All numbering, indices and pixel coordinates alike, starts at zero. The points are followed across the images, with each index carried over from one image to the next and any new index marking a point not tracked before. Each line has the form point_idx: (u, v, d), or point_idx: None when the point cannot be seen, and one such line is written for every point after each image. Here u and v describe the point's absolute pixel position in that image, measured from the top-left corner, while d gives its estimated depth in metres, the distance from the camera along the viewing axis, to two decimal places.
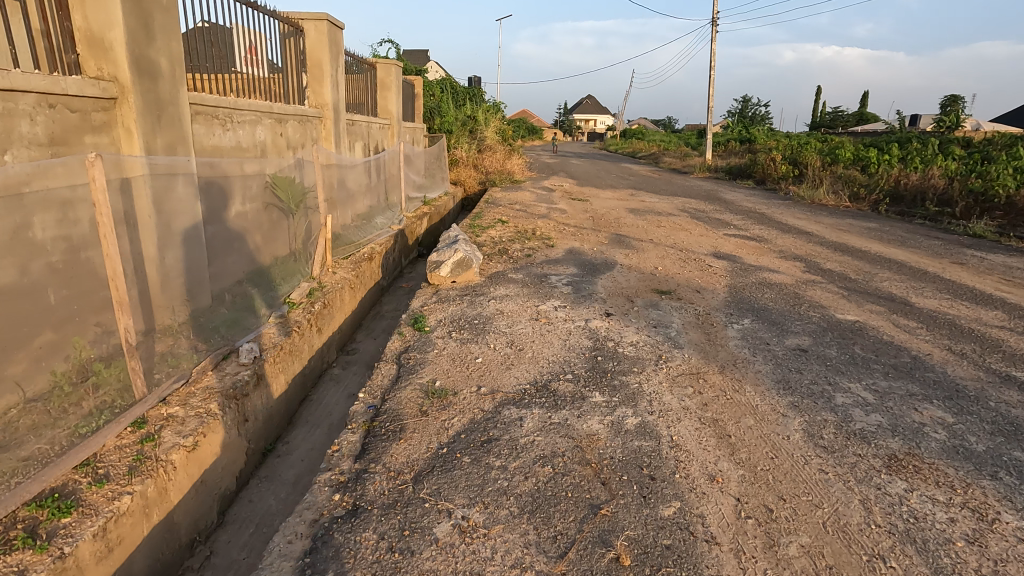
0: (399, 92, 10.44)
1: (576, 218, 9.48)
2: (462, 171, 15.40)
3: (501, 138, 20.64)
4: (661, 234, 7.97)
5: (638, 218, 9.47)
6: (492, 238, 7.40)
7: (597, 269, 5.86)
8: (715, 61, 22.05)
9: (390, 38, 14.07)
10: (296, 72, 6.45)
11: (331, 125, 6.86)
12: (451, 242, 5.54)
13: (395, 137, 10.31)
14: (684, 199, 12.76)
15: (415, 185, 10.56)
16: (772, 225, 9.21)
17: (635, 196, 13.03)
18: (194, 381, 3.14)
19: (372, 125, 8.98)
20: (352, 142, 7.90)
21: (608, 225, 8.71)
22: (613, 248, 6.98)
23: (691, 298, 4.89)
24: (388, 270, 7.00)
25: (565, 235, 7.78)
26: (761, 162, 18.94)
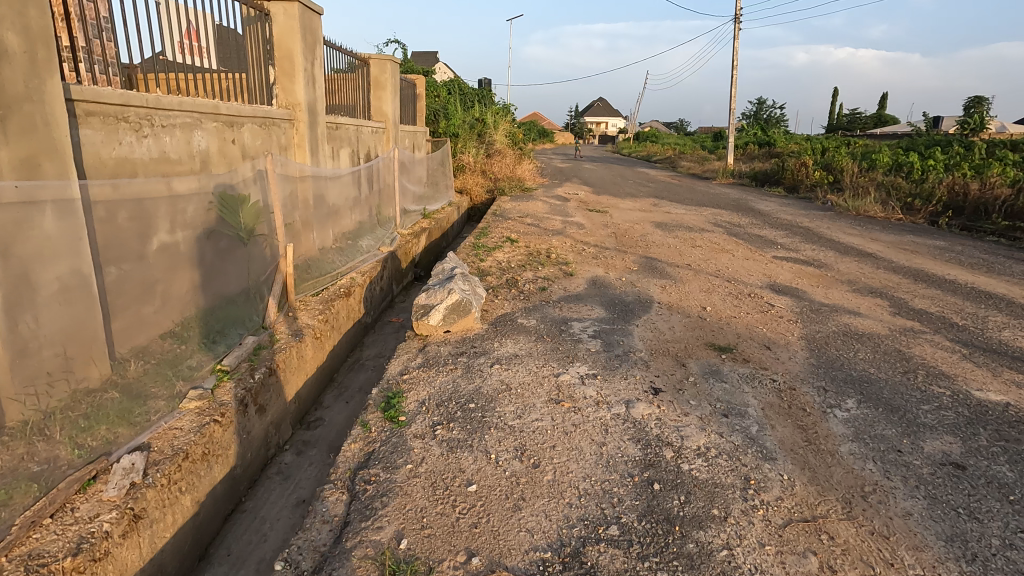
0: (396, 91, 9.29)
1: (596, 236, 8.28)
2: (468, 179, 14.24)
3: (512, 142, 19.46)
4: (699, 258, 6.74)
5: (668, 236, 8.24)
6: (499, 264, 6.22)
7: (629, 310, 4.64)
8: (737, 60, 20.73)
9: (395, 39, 13.44)
10: (261, 64, 5.31)
11: (306, 130, 5.71)
12: (445, 279, 4.35)
13: (391, 142, 9.16)
14: (713, 210, 11.51)
15: (414, 197, 9.39)
16: (824, 244, 7.94)
17: (658, 207, 11.79)
18: (12, 542, 1.96)
19: (363, 129, 7.83)
20: (335, 149, 6.75)
21: (633, 245, 7.49)
22: (645, 277, 5.78)
23: (761, 360, 3.67)
24: (374, 303, 5.84)
25: (585, 260, 6.58)
26: (790, 167, 17.58)
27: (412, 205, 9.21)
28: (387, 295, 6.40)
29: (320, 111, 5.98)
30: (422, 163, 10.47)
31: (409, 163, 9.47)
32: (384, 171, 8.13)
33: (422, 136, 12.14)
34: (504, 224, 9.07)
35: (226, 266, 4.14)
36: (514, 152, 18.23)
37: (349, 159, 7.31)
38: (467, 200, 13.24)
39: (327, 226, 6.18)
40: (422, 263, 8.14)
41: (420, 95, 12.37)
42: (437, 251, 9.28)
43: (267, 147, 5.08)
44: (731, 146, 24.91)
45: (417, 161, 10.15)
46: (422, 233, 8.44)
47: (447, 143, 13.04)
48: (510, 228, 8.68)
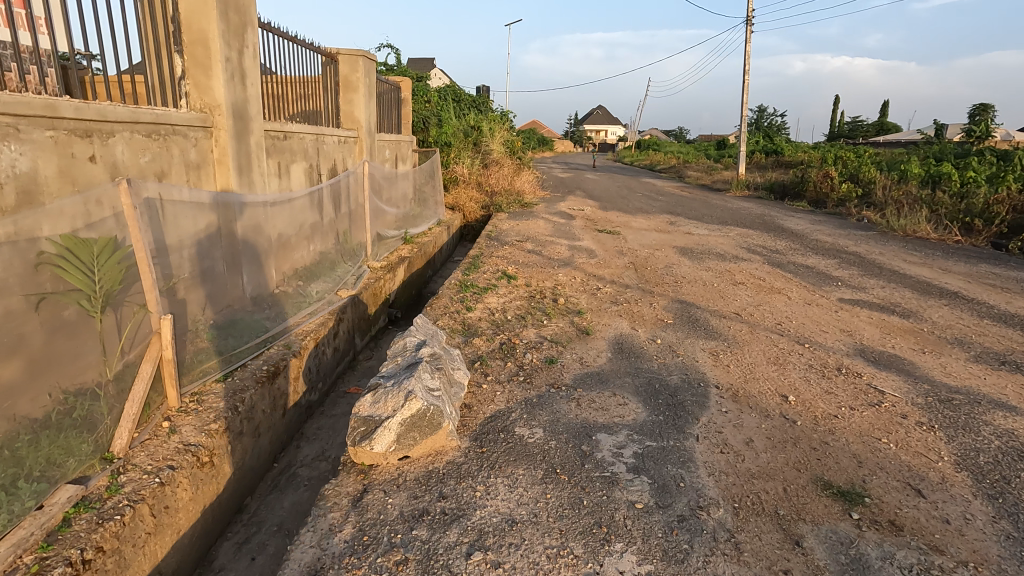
0: (372, 93, 7.84)
1: (610, 268, 6.82)
2: (461, 193, 12.80)
3: (510, 151, 18.06)
4: (748, 304, 5.29)
5: (698, 268, 6.79)
6: (492, 316, 4.76)
7: (678, 404, 3.18)
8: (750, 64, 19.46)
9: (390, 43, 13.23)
10: (164, 51, 3.85)
11: (231, 139, 4.23)
12: (405, 367, 2.88)
13: (365, 153, 7.70)
14: (739, 230, 10.07)
15: (392, 219, 7.95)
16: (892, 279, 6.48)
17: (676, 227, 10.35)
18: None
19: (326, 139, 6.38)
20: (281, 165, 5.30)
21: (659, 284, 6.04)
22: (686, 338, 4.32)
23: (922, 528, 2.20)
24: (322, 372, 4.36)
25: (602, 307, 5.13)
26: (813, 179, 16.15)
27: (390, 229, 7.78)
28: (347, 353, 4.94)
29: (254, 115, 4.51)
30: (404, 178, 9.04)
31: (386, 178, 8.04)
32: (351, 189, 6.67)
33: (407, 147, 10.71)
34: (499, 251, 7.62)
35: (69, 350, 2.47)
36: (512, 162, 16.82)
37: (303, 176, 5.85)
38: (459, 218, 11.80)
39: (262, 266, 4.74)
40: (399, 302, 6.68)
41: (405, 99, 10.95)
42: (421, 283, 7.82)
43: (160, 164, 3.61)
44: (743, 154, 23.52)
45: (398, 176, 8.73)
46: (402, 263, 6.99)
47: (437, 153, 11.62)
48: (508, 257, 7.22)
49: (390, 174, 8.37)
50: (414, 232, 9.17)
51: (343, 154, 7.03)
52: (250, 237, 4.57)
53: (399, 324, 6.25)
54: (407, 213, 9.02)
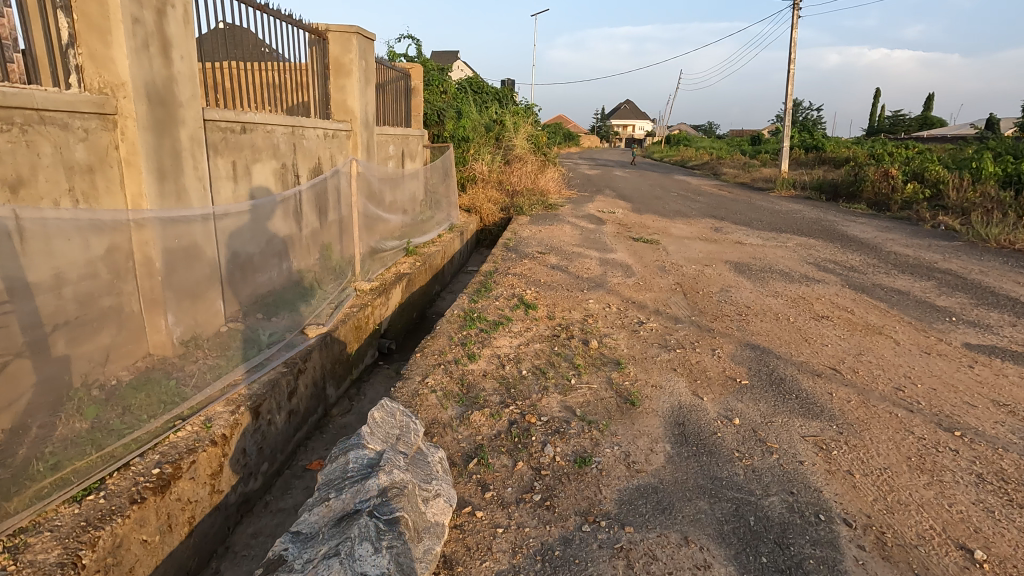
0: (370, 78, 6.66)
1: (653, 292, 5.54)
2: (479, 193, 11.55)
3: (534, 146, 16.76)
4: (844, 353, 3.95)
5: (763, 293, 5.46)
6: (501, 369, 3.56)
7: (796, 570, 1.93)
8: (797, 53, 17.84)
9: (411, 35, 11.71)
10: (43, 8, 2.69)
11: (144, 133, 3.08)
12: (341, 524, 1.70)
13: (360, 149, 6.54)
14: (797, 239, 8.66)
15: (388, 229, 6.81)
16: (1018, 312, 5.05)
17: (724, 235, 8.97)
18: None
19: (306, 134, 5.24)
20: (235, 165, 4.15)
21: (718, 317, 4.74)
22: (775, 414, 3.04)
23: None
24: (270, 450, 3.21)
25: (649, 356, 3.87)
26: (870, 178, 14.49)
27: (385, 241, 6.63)
28: (312, 412, 3.79)
29: (182, 98, 3.35)
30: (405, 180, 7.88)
31: (383, 181, 6.89)
32: (338, 193, 5.50)
33: (417, 143, 9.54)
34: (517, 266, 6.40)
35: None
36: (536, 159, 15.51)
37: (273, 178, 4.71)
38: (475, 221, 10.59)
39: (199, 298, 3.60)
40: (392, 331, 5.52)
41: (414, 89, 9.77)
42: (424, 304, 6.65)
43: (13, 167, 2.48)
44: (786, 149, 21.75)
45: (400, 177, 7.57)
46: (401, 282, 5.83)
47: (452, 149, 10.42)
48: (526, 276, 6.00)
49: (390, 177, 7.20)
50: (418, 241, 8.01)
51: (332, 152, 5.88)
52: (179, 264, 3.42)
53: (391, 362, 5.10)
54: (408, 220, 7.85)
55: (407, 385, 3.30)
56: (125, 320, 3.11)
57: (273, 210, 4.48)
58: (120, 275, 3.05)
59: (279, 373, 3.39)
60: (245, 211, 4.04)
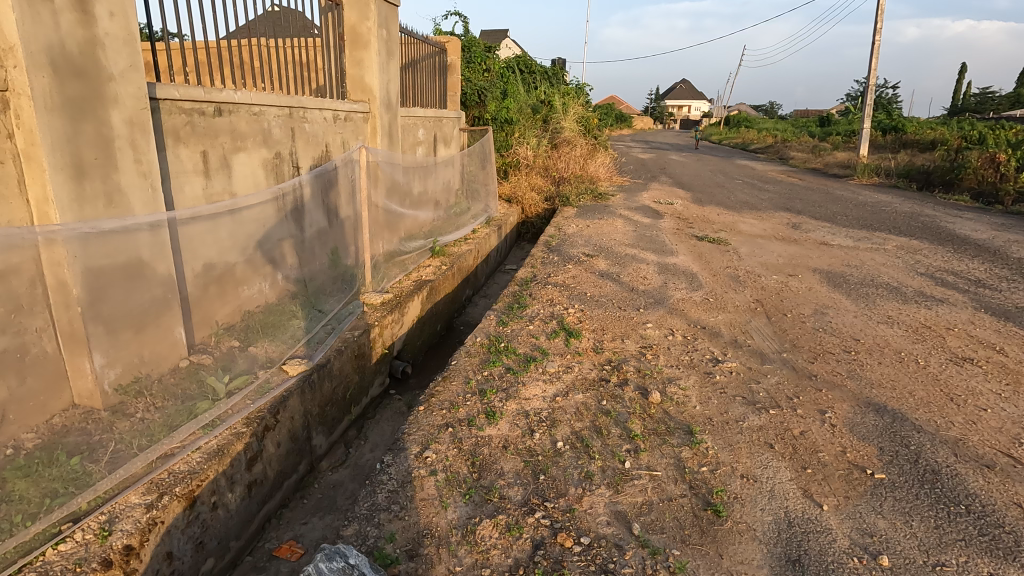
0: (393, 50, 5.73)
1: (726, 314, 4.47)
2: (522, 182, 10.55)
3: (583, 129, 15.55)
4: (1015, 424, 2.81)
5: (873, 319, 4.28)
6: (528, 437, 2.63)
7: None
8: None
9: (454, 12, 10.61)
10: None
11: (51, 115, 2.28)
12: None
13: (380, 135, 5.64)
14: (897, 240, 7.28)
15: (409, 227, 5.99)
16: None
17: (804, 234, 7.67)
18: None
19: (308, 117, 4.39)
20: (208, 157, 3.35)
21: (819, 356, 3.63)
22: (944, 547, 1.99)
23: None
24: (219, 542, 2.42)
25: (731, 419, 2.85)
26: (973, 164, 12.62)
27: (404, 240, 5.81)
28: (290, 473, 2.99)
29: (113, 68, 2.54)
30: (433, 170, 7.02)
31: (406, 171, 6.05)
32: (346, 187, 4.64)
33: (453, 126, 8.61)
34: (558, 273, 5.43)
35: None
36: (586, 143, 14.33)
37: (263, 171, 3.89)
38: (517, 212, 9.63)
39: (148, 326, 2.81)
40: (408, 350, 4.69)
41: (451, 65, 8.81)
42: (451, 314, 5.79)
43: None
44: (867, 131, 19.61)
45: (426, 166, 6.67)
46: (422, 291, 4.97)
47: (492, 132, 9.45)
48: (570, 286, 5.02)
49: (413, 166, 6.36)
50: (447, 238, 7.17)
51: (343, 138, 5.04)
52: (112, 288, 2.60)
53: (404, 393, 4.28)
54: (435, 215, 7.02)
55: (398, 463, 2.43)
56: (31, 367, 2.35)
57: (264, 209, 3.68)
58: (20, 307, 2.29)
59: (236, 434, 2.58)
60: (223, 211, 3.25)
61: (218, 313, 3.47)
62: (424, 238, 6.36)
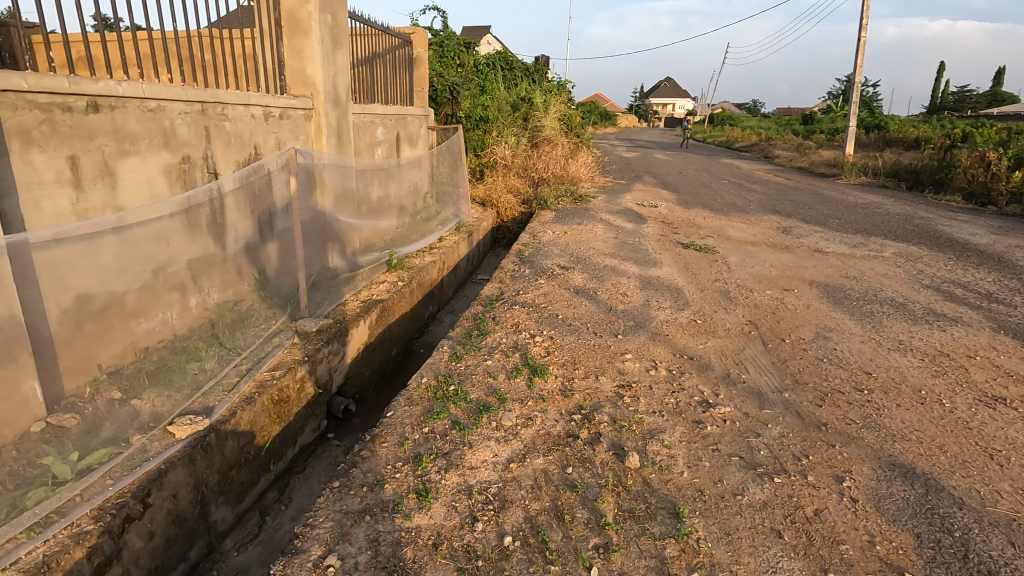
0: (342, 39, 5.07)
1: (716, 340, 3.90)
2: (497, 183, 9.95)
3: (565, 127, 14.98)
4: None
5: (882, 345, 3.75)
6: (467, 529, 2.03)
7: None
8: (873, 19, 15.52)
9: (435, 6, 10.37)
10: None
11: None
12: None
13: (325, 135, 4.95)
14: (895, 247, 6.80)
15: (362, 239, 5.37)
16: None
17: (796, 240, 7.17)
18: None
19: (229, 113, 3.75)
20: (78, 166, 2.71)
21: (826, 395, 3.08)
22: None
23: None
24: None
25: (726, 492, 2.28)
26: (962, 164, 12.29)
27: (357, 254, 5.19)
28: (174, 564, 2.36)
29: None
30: (392, 174, 6.43)
31: (358, 176, 5.44)
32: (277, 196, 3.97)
33: (420, 124, 7.96)
34: (528, 290, 4.84)
35: None
36: (567, 141, 13.78)
37: (164, 179, 3.24)
38: (491, 216, 9.03)
39: None
40: (353, 383, 4.07)
41: (418, 58, 8.14)
42: (409, 335, 5.17)
43: None
44: (853, 129, 19.31)
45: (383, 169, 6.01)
46: (371, 313, 4.35)
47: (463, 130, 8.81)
48: (541, 306, 4.42)
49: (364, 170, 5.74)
50: (408, 249, 6.54)
51: (278, 138, 4.38)
52: None
53: (345, 437, 3.69)
54: (395, 222, 6.41)
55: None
56: None
57: (163, 225, 3.00)
58: None
59: (78, 534, 1.96)
60: (107, 228, 2.61)
61: (101, 354, 2.68)
62: (380, 250, 5.75)
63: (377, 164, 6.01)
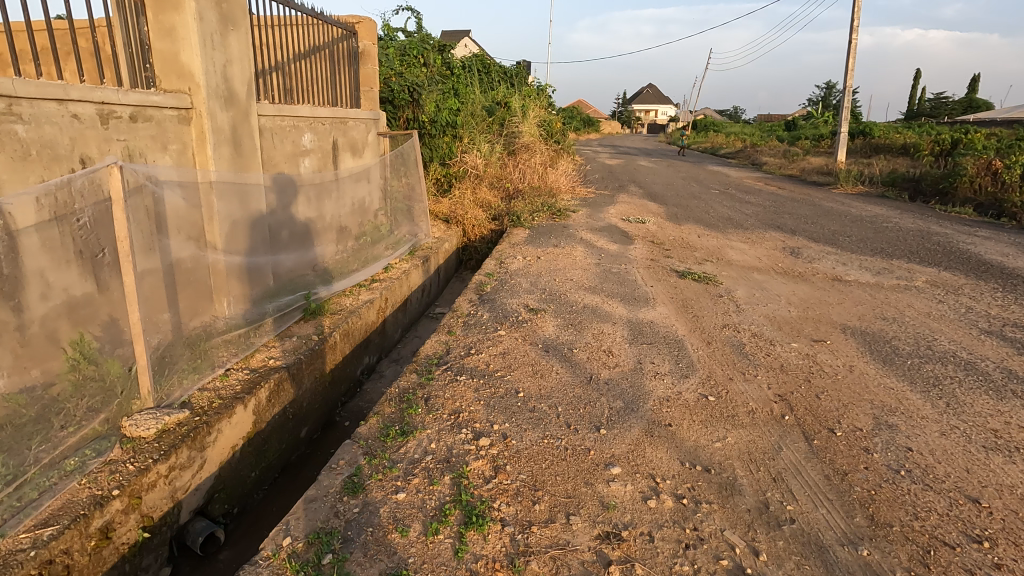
0: (235, 19, 3.84)
1: (738, 432, 2.77)
2: (465, 197, 8.80)
3: (545, 133, 13.89)
4: None
5: (976, 442, 2.64)
6: None
7: None
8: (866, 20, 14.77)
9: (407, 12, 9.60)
10: None
11: None
12: None
13: (208, 145, 3.68)
14: (925, 274, 5.77)
15: (262, 277, 4.18)
16: None
17: (808, 265, 6.11)
18: None
19: (22, 111, 2.54)
20: None
21: (927, 556, 1.96)
22: None
23: None
24: None
25: None
26: (969, 172, 11.45)
27: (250, 300, 3.99)
28: None
29: None
30: (316, 192, 5.23)
31: (260, 197, 4.24)
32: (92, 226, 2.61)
33: (369, 129, 6.77)
34: (484, 346, 3.68)
35: None
36: (547, 148, 12.68)
37: None
38: (456, 236, 7.86)
39: None
40: (226, 495, 2.86)
41: (365, 53, 6.95)
42: (330, 403, 3.96)
43: None
44: (844, 134, 18.53)
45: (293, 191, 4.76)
46: (262, 388, 3.14)
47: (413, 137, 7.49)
48: (496, 376, 3.25)
49: (271, 189, 4.52)
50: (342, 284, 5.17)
51: (129, 149, 3.18)
52: None
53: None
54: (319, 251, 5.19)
55: None
56: None
57: None
58: None
59: None
60: None
61: None
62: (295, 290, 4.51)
63: (293, 180, 4.80)
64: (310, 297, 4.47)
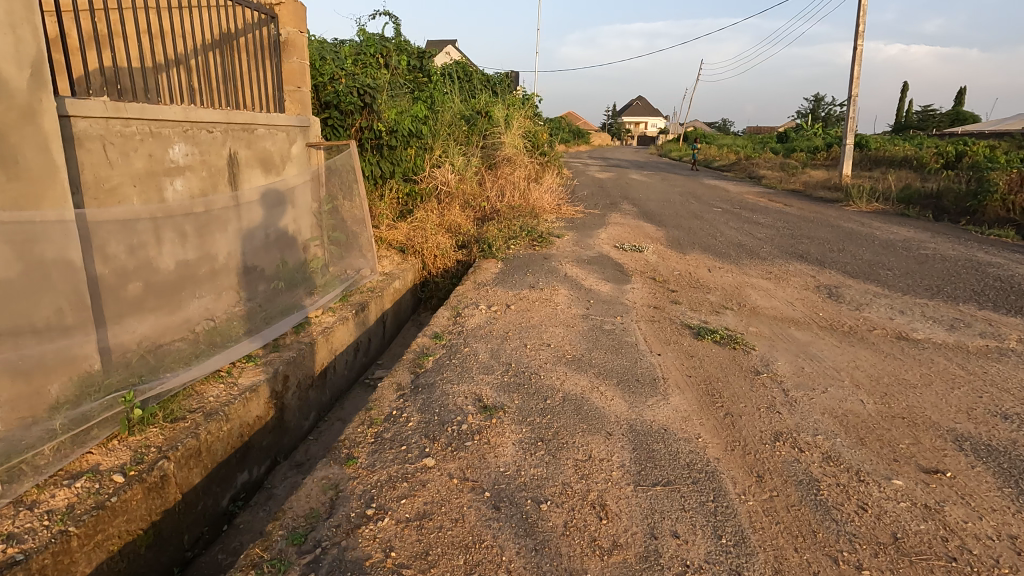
0: None
1: None
2: (427, 220, 7.36)
3: (530, 145, 12.52)
4: None
5: None
6: None
7: None
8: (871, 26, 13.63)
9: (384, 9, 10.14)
10: None
11: None
12: None
13: None
14: (1014, 330, 4.39)
15: (64, 371, 2.60)
16: None
17: (857, 316, 4.71)
18: None
19: None
20: None
21: None
22: None
23: None
24: None
25: None
26: (1000, 189, 10.19)
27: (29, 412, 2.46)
28: None
29: None
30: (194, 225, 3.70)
31: (65, 250, 2.66)
32: None
33: (292, 139, 5.31)
34: (393, 496, 2.21)
35: None
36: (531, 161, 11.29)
37: None
38: (411, 270, 6.40)
39: None
40: None
41: (289, 43, 5.51)
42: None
43: None
44: (849, 147, 17.31)
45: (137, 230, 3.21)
46: None
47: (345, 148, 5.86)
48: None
49: (98, 233, 2.96)
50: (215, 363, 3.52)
51: None
52: None
53: None
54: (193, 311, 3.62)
55: None
56: None
57: None
58: None
59: None
60: None
61: None
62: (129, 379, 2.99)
63: (143, 213, 3.25)
64: (131, 400, 2.79)
